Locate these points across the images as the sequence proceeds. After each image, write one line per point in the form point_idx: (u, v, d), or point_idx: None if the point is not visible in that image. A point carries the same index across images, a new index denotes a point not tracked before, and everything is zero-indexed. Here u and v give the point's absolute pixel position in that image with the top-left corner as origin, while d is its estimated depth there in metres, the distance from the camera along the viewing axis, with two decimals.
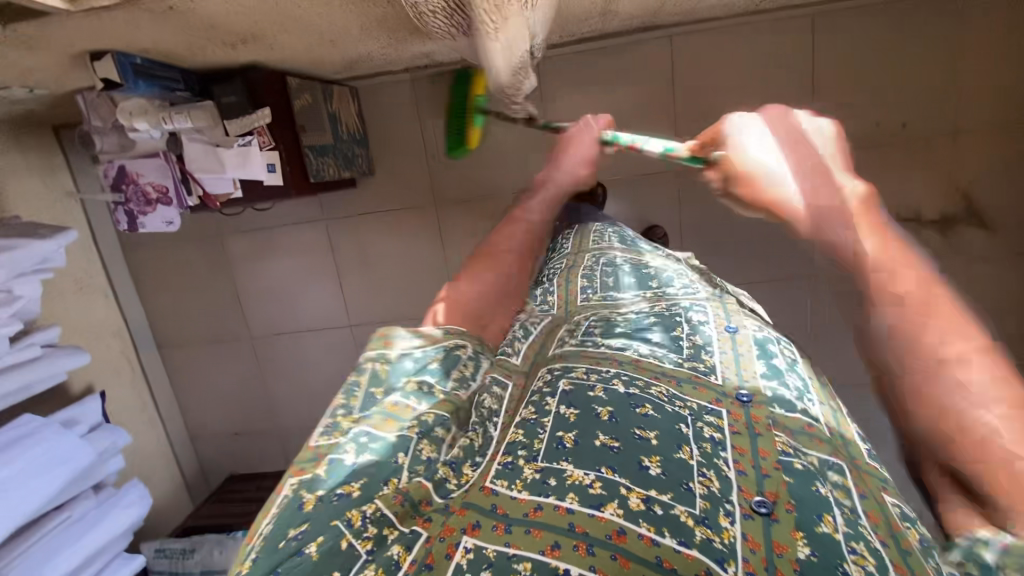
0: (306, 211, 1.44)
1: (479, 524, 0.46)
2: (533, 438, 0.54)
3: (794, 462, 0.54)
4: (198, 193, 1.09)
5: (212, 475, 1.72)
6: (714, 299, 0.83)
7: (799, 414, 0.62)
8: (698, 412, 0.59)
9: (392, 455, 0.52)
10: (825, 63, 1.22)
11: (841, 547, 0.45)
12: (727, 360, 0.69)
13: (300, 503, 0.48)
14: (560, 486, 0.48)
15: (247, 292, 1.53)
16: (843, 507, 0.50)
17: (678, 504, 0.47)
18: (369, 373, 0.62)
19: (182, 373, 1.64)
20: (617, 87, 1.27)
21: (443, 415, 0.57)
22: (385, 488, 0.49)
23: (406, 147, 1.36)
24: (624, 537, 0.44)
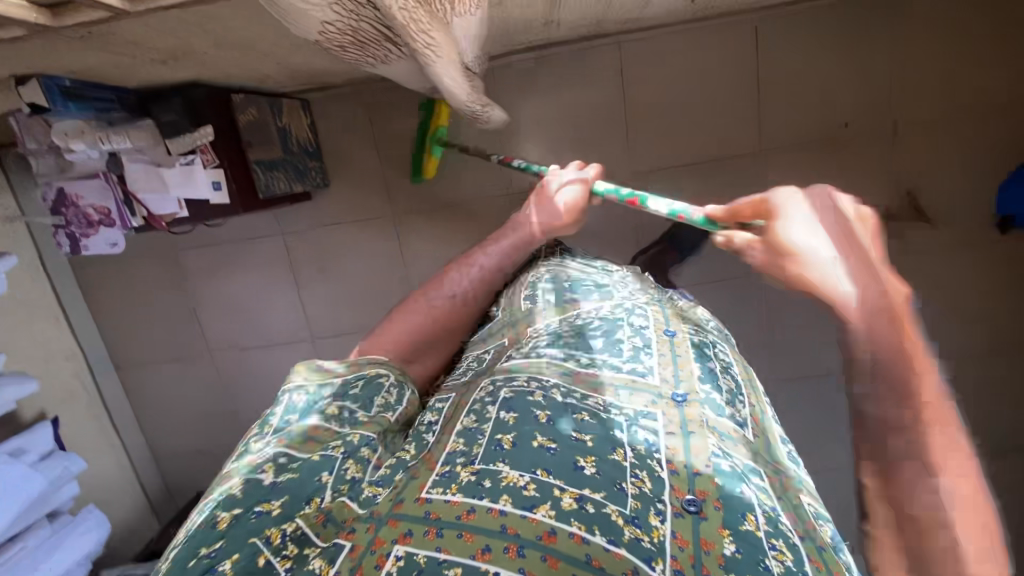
0: (262, 226, 1.42)
1: (411, 531, 0.50)
2: (472, 444, 0.59)
3: (722, 464, 0.59)
4: (142, 214, 1.06)
5: (179, 494, 1.70)
6: (653, 304, 0.86)
7: (728, 414, 0.65)
8: (634, 417, 0.64)
9: (315, 475, 0.58)
10: (770, 66, 1.25)
11: (761, 543, 0.51)
12: (665, 361, 0.72)
13: (215, 522, 0.53)
14: (494, 488, 0.53)
15: (207, 310, 1.51)
16: (765, 507, 0.56)
17: (609, 504, 0.52)
18: (287, 404, 0.69)
19: (143, 393, 1.61)
20: (569, 94, 1.28)
21: (365, 437, 0.65)
22: (307, 507, 0.56)
23: (361, 158, 1.35)
24: (553, 537, 0.48)
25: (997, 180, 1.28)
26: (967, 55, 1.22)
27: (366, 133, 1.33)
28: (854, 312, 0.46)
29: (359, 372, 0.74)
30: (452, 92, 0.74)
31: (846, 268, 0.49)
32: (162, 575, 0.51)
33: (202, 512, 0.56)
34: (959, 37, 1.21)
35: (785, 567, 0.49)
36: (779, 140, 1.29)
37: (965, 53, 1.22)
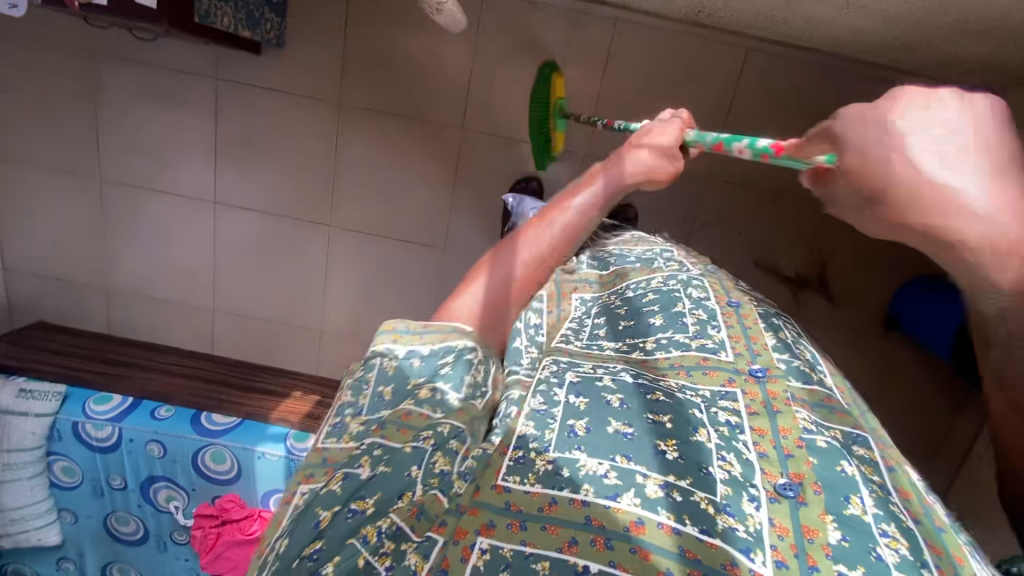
0: (199, 64, 1.31)
1: (493, 522, 0.40)
2: (542, 428, 0.47)
3: (817, 440, 0.46)
4: None
5: (20, 313, 1.56)
6: (711, 275, 0.73)
7: (817, 384, 0.53)
8: (710, 398, 0.51)
9: (406, 467, 0.44)
10: (744, 100, 1.27)
11: (872, 530, 0.39)
12: (736, 334, 0.59)
13: (315, 520, 0.41)
14: (574, 477, 0.43)
15: (112, 130, 1.38)
16: (872, 483, 0.43)
17: (698, 490, 0.41)
18: (377, 371, 0.54)
19: (11, 194, 1.46)
20: (553, 51, 1.26)
21: (458, 426, 0.48)
22: (399, 500, 0.42)
23: (326, 36, 1.28)
24: (642, 527, 0.39)
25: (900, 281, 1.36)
26: None
27: (339, 11, 1.25)
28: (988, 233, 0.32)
29: (448, 335, 0.57)
30: None
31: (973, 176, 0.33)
32: None
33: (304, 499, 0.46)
34: None
35: (901, 559, 0.38)
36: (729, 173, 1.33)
37: None
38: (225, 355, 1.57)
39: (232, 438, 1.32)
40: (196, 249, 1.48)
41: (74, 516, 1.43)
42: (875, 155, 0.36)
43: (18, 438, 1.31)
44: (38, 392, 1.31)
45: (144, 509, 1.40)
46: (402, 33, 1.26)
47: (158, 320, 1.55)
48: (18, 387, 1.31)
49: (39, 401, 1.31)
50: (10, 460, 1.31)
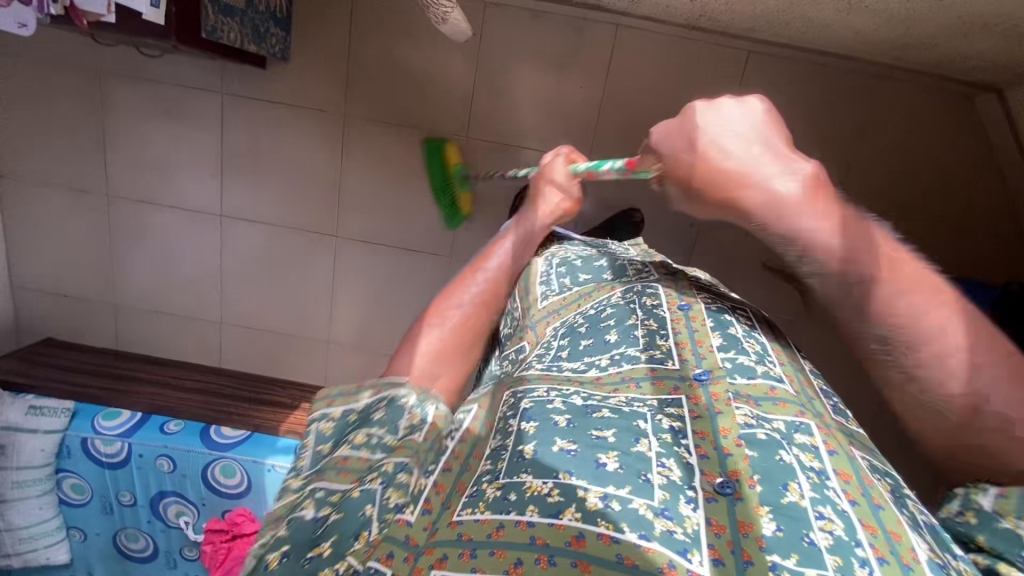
0: (204, 79, 1.32)
1: (446, 554, 0.40)
2: (496, 460, 0.48)
3: (756, 433, 0.48)
4: (64, 4, 0.93)
5: (27, 330, 1.56)
6: (671, 279, 0.75)
7: (760, 377, 0.55)
8: (658, 406, 0.52)
9: (360, 508, 0.44)
10: (746, 102, 1.28)
11: (808, 514, 0.41)
12: (682, 340, 0.62)
13: (265, 564, 0.42)
14: (520, 500, 0.43)
15: (120, 147, 1.39)
16: (810, 470, 0.45)
17: (636, 498, 0.42)
18: (313, 433, 0.51)
19: (19, 212, 1.46)
20: (556, 56, 1.26)
21: (403, 461, 0.47)
22: (356, 543, 0.42)
23: (329, 49, 1.29)
24: (583, 542, 0.39)
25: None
26: (918, 156, 1.29)
27: (342, 23, 1.27)
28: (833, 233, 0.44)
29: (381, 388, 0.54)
30: None
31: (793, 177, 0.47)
32: None
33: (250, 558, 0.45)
34: (921, 136, 1.28)
35: (835, 540, 0.39)
36: None
37: (918, 153, 1.28)
38: (233, 367, 1.56)
39: (241, 451, 1.32)
40: (202, 262, 1.49)
41: (82, 533, 1.43)
42: (691, 158, 0.52)
43: (28, 455, 1.29)
44: (48, 408, 1.29)
45: (153, 524, 1.40)
46: (406, 45, 1.28)
47: (165, 334, 1.55)
48: (26, 404, 1.28)
49: (49, 418, 1.29)
50: (20, 477, 1.30)
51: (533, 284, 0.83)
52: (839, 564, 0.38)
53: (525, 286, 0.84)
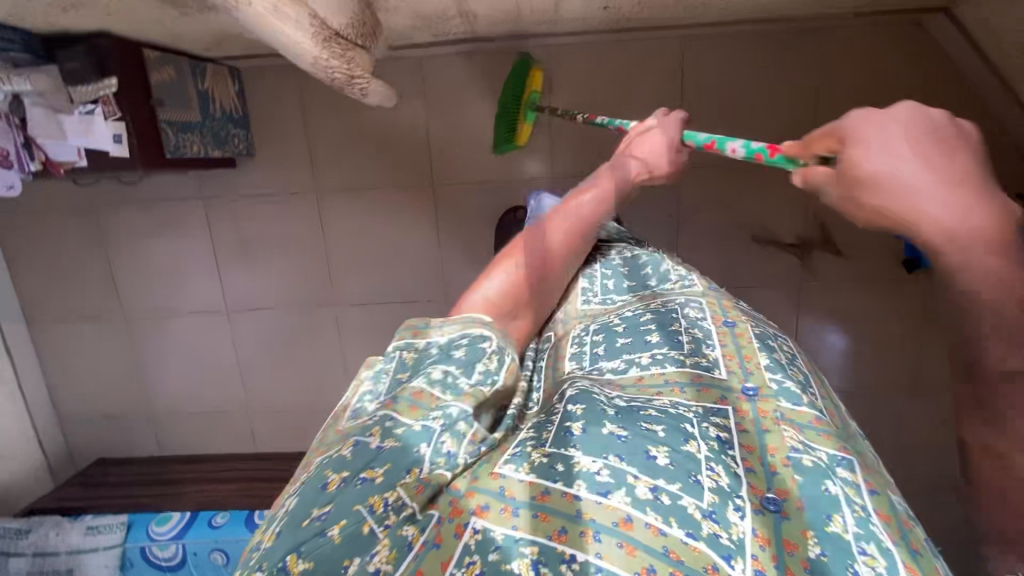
0: (184, 191, 1.42)
1: (487, 505, 0.47)
2: (541, 432, 0.56)
3: (804, 458, 0.53)
4: (41, 158, 1.07)
5: (79, 455, 1.66)
6: (714, 293, 0.78)
7: (807, 406, 0.59)
8: (704, 414, 0.57)
9: (416, 445, 0.51)
10: (692, 86, 1.29)
11: (851, 545, 0.46)
12: (729, 352, 0.67)
13: (324, 482, 0.48)
14: (567, 471, 0.49)
15: (127, 269, 1.49)
16: (854, 504, 0.49)
17: (686, 496, 0.47)
18: (398, 360, 0.63)
19: (50, 349, 1.58)
20: (497, 89, 1.30)
21: (467, 409, 0.55)
22: (406, 476, 0.49)
23: (289, 136, 1.37)
24: (631, 524, 0.44)
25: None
26: (881, 95, 1.26)
27: (295, 110, 1.35)
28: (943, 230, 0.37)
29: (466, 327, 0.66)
30: (300, 65, 0.72)
31: (939, 177, 0.39)
32: (274, 532, 0.47)
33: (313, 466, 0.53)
34: (880, 74, 1.25)
35: (878, 574, 0.43)
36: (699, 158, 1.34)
37: (880, 92, 1.26)
38: (272, 451, 1.63)
39: None
40: (220, 357, 1.56)
41: None
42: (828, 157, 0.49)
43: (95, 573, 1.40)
44: (102, 526, 1.39)
45: None
46: (358, 114, 1.34)
47: (201, 432, 1.63)
48: (85, 525, 1.39)
49: (106, 534, 1.38)
50: None
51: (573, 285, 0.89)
52: None
53: (571, 276, 0.90)
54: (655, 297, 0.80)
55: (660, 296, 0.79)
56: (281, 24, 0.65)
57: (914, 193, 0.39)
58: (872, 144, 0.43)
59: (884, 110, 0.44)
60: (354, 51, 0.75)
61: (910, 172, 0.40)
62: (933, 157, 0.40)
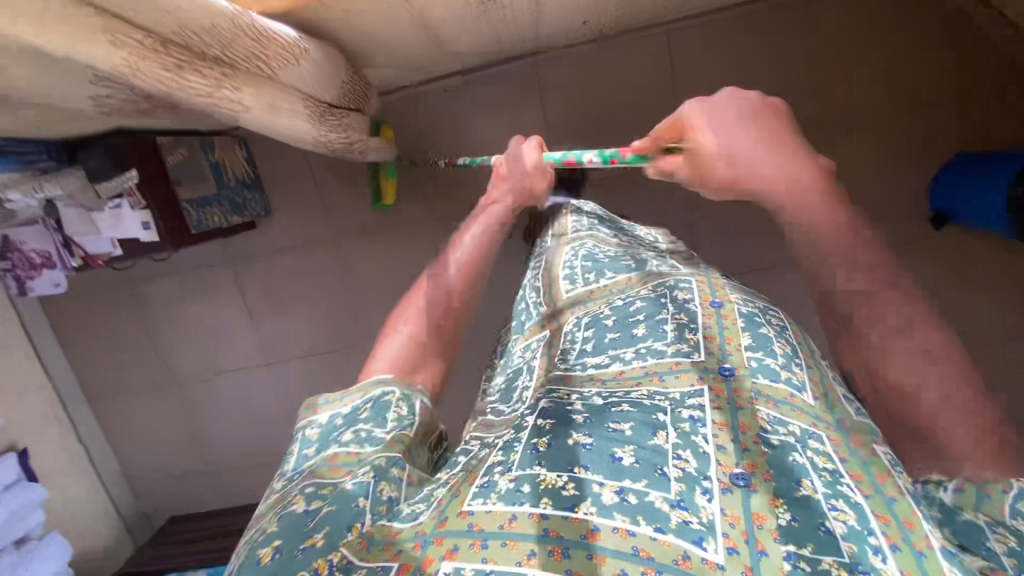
0: (212, 257, 1.49)
1: (457, 546, 0.43)
2: (510, 452, 0.51)
3: (773, 436, 0.50)
4: (80, 254, 1.15)
5: (155, 517, 1.76)
6: (700, 275, 0.75)
7: (783, 381, 0.56)
8: (679, 399, 0.55)
9: (351, 502, 0.49)
10: (685, 77, 1.29)
11: (821, 505, 0.44)
12: (712, 335, 0.63)
13: (257, 559, 0.45)
14: (534, 491, 0.46)
15: (177, 336, 1.57)
16: (821, 469, 0.48)
17: (653, 491, 0.45)
18: (303, 439, 0.59)
19: (113, 423, 1.67)
20: (492, 113, 1.33)
21: (394, 456, 0.55)
22: (348, 534, 0.46)
23: (301, 190, 1.42)
24: (598, 534, 0.42)
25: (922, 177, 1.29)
26: (877, 56, 1.24)
27: (303, 165, 1.40)
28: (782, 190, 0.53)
29: (367, 390, 0.62)
30: (307, 146, 0.75)
31: (760, 141, 0.54)
32: None
33: (244, 547, 0.49)
34: (871, 35, 1.24)
35: (848, 526, 0.43)
36: None
37: (876, 53, 1.24)
38: None
39: None
40: (269, 407, 1.63)
41: None
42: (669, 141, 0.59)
43: None
44: None
45: None
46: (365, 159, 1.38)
47: (263, 479, 1.70)
48: None
49: None
50: None
51: (555, 278, 0.84)
52: (852, 548, 0.41)
53: (550, 276, 0.86)
54: (638, 283, 0.75)
55: (643, 284, 0.75)
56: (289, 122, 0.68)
57: (750, 161, 0.53)
58: (709, 129, 0.54)
59: (739, 93, 0.57)
60: (346, 115, 0.79)
61: (743, 145, 0.53)
62: (752, 128, 0.54)
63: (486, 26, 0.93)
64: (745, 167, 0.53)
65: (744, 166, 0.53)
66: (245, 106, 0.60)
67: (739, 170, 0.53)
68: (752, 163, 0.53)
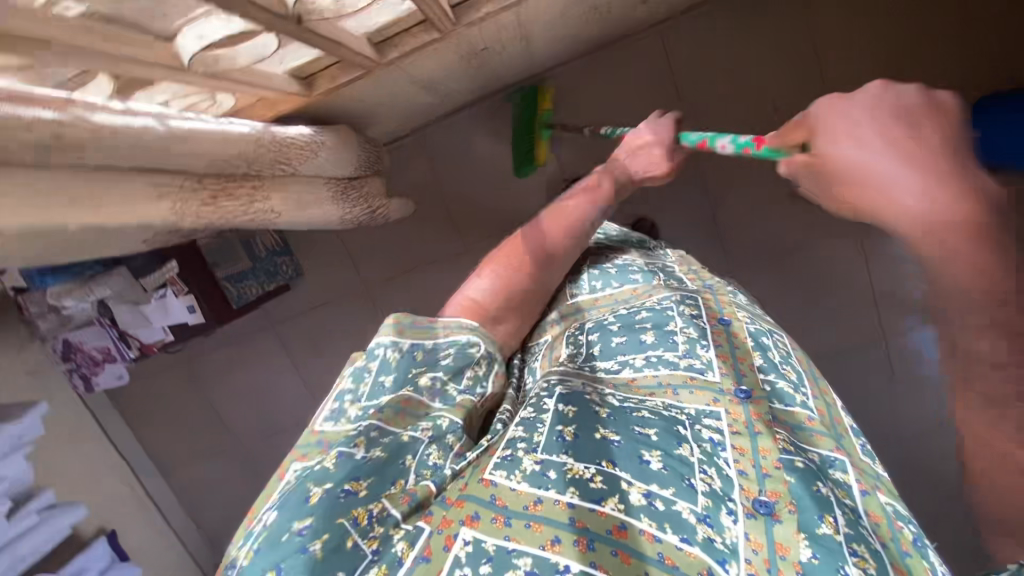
0: (255, 323, 1.54)
1: (480, 515, 0.48)
2: (532, 431, 0.56)
3: (795, 460, 0.53)
4: (137, 344, 1.21)
5: None
6: (706, 291, 0.77)
7: (799, 407, 0.60)
8: (696, 416, 0.58)
9: (401, 457, 0.54)
10: (682, 72, 1.28)
11: (843, 549, 0.46)
12: (723, 354, 0.65)
13: (307, 495, 0.49)
14: (560, 479, 0.50)
15: (231, 406, 1.62)
16: (844, 506, 0.50)
17: (679, 501, 0.49)
18: (382, 361, 0.64)
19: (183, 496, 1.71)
20: (498, 140, 1.36)
21: (456, 420, 0.59)
22: (393, 487, 0.52)
23: (328, 245, 1.46)
24: (624, 532, 0.47)
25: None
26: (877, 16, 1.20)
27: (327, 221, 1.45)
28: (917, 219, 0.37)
29: (453, 332, 0.68)
30: (337, 226, 0.78)
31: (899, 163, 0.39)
32: (252, 547, 0.48)
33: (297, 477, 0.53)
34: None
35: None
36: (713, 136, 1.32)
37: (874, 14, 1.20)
38: None
39: None
40: None
41: None
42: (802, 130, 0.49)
43: None
44: None
45: None
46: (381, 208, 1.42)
47: None
48: None
49: None
50: None
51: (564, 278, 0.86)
52: None
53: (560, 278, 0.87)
54: (647, 292, 0.77)
55: (649, 291, 0.77)
56: (318, 209, 0.71)
57: (887, 172, 0.40)
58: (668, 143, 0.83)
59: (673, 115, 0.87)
60: (365, 187, 0.82)
61: (883, 162, 0.40)
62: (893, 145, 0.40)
63: (480, 70, 0.97)
64: (887, 188, 0.39)
65: (877, 181, 0.40)
66: (279, 207, 0.63)
67: (868, 182, 0.41)
68: (886, 180, 0.40)
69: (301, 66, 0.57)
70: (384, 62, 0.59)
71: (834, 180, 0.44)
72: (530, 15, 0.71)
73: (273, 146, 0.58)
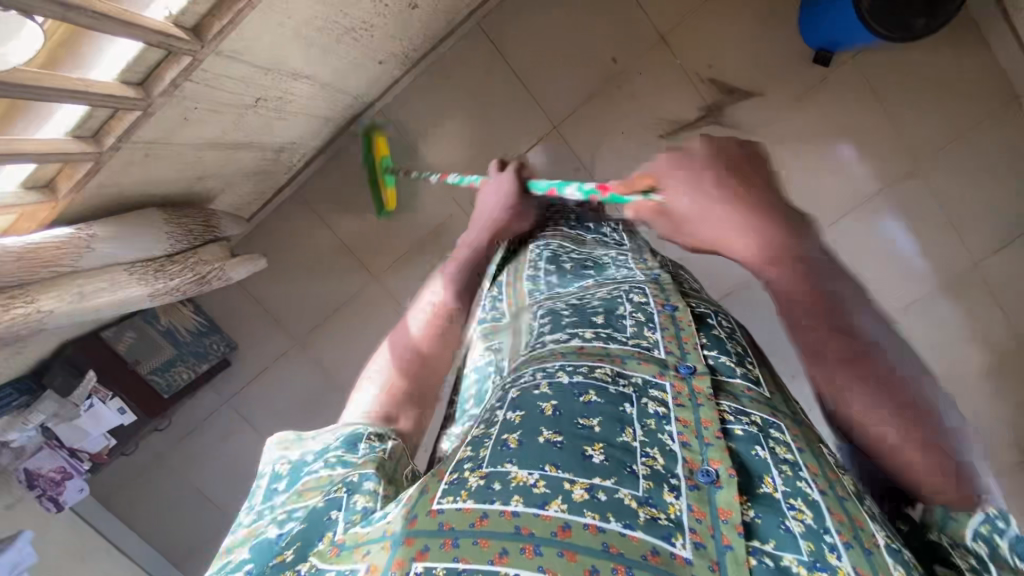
0: (207, 409, 1.56)
1: (427, 546, 0.39)
2: (479, 448, 0.47)
3: (736, 429, 0.48)
4: (87, 455, 1.27)
5: None
6: (654, 279, 0.69)
7: (742, 375, 0.54)
8: (642, 389, 0.52)
9: (325, 514, 0.44)
10: (516, 55, 1.32)
11: (780, 503, 0.43)
12: (671, 334, 0.58)
13: None
14: (505, 488, 0.42)
15: (214, 489, 1.57)
16: (784, 464, 0.45)
17: (622, 487, 0.43)
18: (273, 474, 0.50)
19: None
20: (371, 170, 1.42)
21: (366, 470, 0.47)
22: (319, 543, 0.42)
23: (249, 313, 1.51)
24: (569, 530, 0.39)
25: (778, 26, 1.26)
26: None
27: (243, 292, 1.50)
28: (751, 259, 0.46)
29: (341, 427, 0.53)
30: (149, 305, 0.82)
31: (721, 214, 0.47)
32: None
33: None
34: None
35: (806, 526, 0.41)
36: (570, 106, 1.33)
37: None
38: None
39: None
40: None
41: None
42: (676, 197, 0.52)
43: None
44: None
45: None
46: (290, 262, 1.47)
47: None
48: None
49: None
50: None
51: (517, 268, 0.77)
52: (812, 548, 0.40)
53: (512, 270, 0.77)
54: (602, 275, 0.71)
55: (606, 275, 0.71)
56: (116, 295, 0.75)
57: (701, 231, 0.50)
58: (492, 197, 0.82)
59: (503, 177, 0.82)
60: (185, 254, 0.87)
61: (688, 207, 0.50)
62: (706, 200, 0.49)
63: (293, 115, 1.00)
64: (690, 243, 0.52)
65: (690, 227, 0.50)
66: (51, 310, 0.67)
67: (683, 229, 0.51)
68: (707, 226, 0.48)
69: (31, 175, 0.62)
70: (109, 149, 0.64)
71: (678, 220, 0.52)
72: (268, 59, 0.75)
73: (16, 256, 0.62)
